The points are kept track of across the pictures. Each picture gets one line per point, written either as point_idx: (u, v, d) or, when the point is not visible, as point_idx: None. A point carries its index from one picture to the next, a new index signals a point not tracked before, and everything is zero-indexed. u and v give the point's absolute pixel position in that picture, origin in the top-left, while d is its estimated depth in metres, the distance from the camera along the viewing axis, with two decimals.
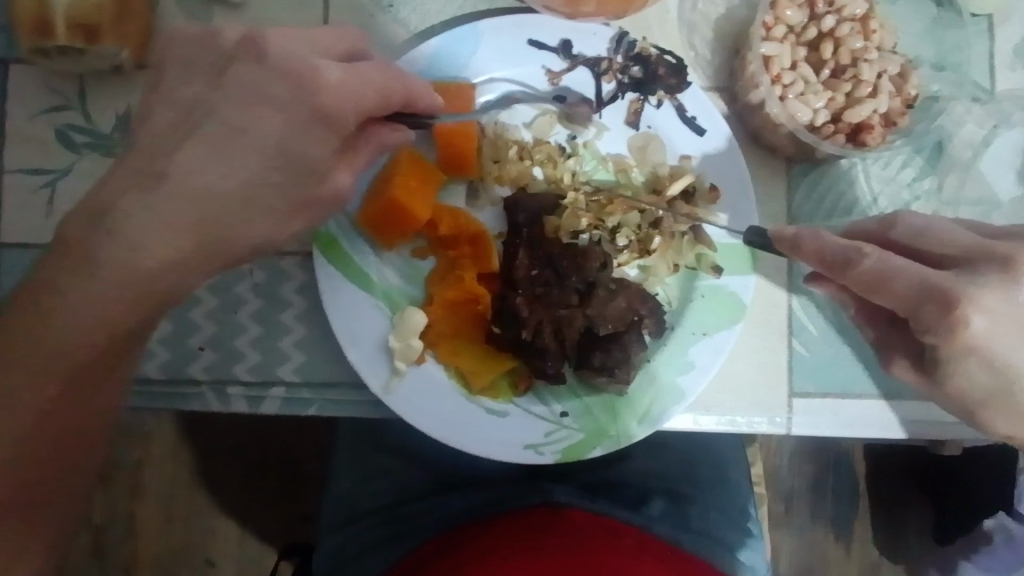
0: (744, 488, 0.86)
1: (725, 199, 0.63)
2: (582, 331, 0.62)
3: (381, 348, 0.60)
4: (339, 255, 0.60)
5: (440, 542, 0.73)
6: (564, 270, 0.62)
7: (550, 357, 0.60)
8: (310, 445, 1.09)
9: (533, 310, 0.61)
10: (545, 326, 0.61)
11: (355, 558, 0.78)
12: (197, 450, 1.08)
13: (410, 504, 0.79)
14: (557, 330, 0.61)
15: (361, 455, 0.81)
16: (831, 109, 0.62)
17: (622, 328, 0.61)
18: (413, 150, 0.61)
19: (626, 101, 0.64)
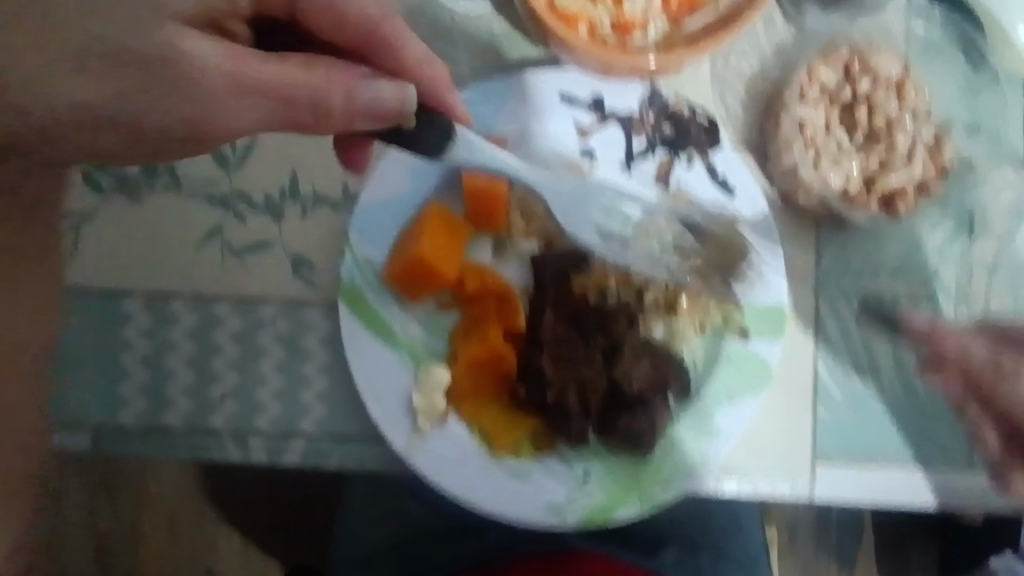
0: (758, 534, 0.86)
1: (755, 261, 0.62)
2: (607, 392, 0.61)
3: (406, 406, 0.60)
4: (364, 310, 0.60)
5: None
6: (590, 331, 0.61)
7: (575, 418, 0.60)
8: None
9: (559, 371, 0.60)
10: (570, 387, 0.60)
11: None
12: None
13: (425, 545, 0.78)
14: (582, 390, 0.61)
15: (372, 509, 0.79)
16: (865, 174, 0.61)
17: (649, 392, 0.61)
18: (441, 207, 0.62)
19: (657, 158, 0.63)
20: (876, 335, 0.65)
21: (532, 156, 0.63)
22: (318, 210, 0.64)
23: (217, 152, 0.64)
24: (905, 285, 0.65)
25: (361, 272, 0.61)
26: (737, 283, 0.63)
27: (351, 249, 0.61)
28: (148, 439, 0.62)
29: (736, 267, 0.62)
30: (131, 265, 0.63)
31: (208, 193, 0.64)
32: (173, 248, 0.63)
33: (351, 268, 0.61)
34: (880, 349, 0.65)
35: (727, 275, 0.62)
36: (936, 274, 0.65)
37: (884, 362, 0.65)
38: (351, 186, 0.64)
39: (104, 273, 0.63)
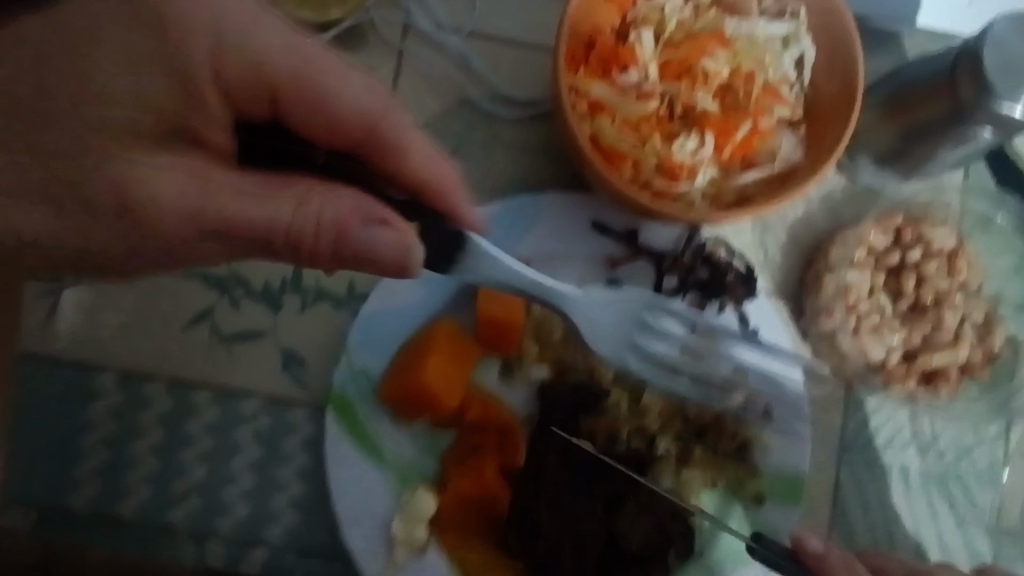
0: None
1: (778, 423, 0.58)
2: (604, 547, 0.55)
3: (385, 534, 0.55)
4: (354, 422, 0.56)
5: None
6: (593, 479, 0.55)
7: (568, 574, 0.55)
8: None
9: (554, 520, 0.54)
10: (565, 540, 0.54)
11: None
12: None
13: None
14: (577, 544, 0.54)
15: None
16: (906, 347, 0.57)
17: (649, 553, 0.55)
18: (451, 326, 0.56)
19: (686, 300, 0.58)
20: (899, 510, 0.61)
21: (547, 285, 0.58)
22: (319, 304, 0.59)
23: None
24: (933, 461, 0.62)
25: (356, 382, 0.56)
26: (756, 444, 0.58)
27: (348, 357, 0.56)
28: (97, 530, 0.56)
29: (757, 426, 0.58)
30: (103, 339, 0.58)
31: (202, 273, 0.59)
32: (157, 323, 0.58)
33: (344, 376, 0.56)
34: (900, 531, 0.61)
35: (747, 434, 0.58)
36: (967, 453, 0.62)
37: (903, 544, 0.61)
38: (359, 287, 0.59)
39: (79, 344, 0.58)
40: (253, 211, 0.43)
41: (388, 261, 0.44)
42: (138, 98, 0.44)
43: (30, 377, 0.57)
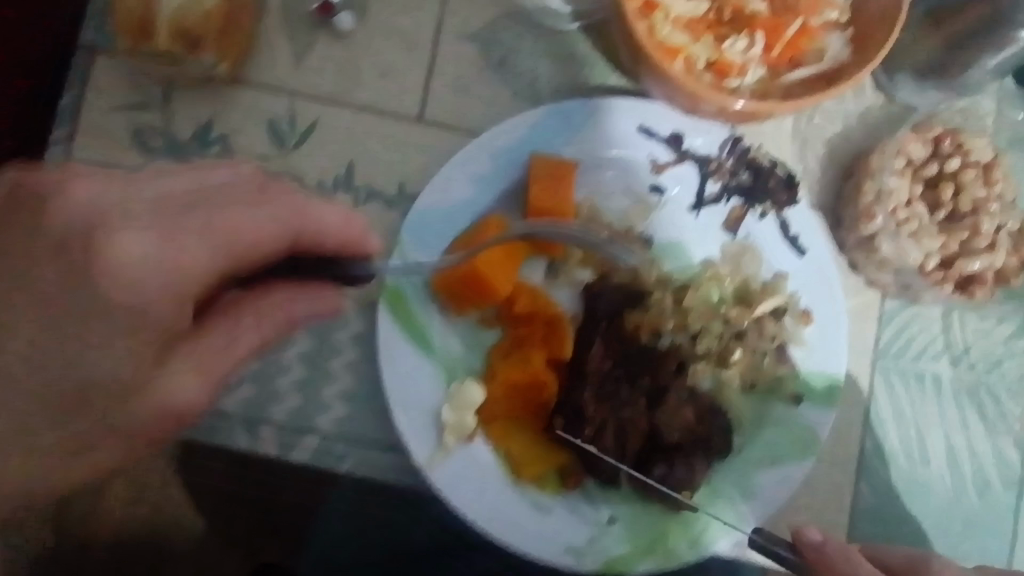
0: None
1: (817, 324, 0.59)
2: (646, 437, 0.57)
3: (434, 420, 0.57)
4: (405, 312, 0.57)
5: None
6: (637, 370, 0.58)
7: (612, 460, 0.57)
8: None
9: (599, 410, 0.57)
10: (607, 429, 0.57)
11: None
12: None
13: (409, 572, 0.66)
14: (619, 433, 0.57)
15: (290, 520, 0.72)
16: (942, 254, 0.58)
17: (687, 443, 0.57)
18: (501, 221, 0.58)
19: (729, 206, 0.60)
20: (930, 418, 0.63)
21: (599, 188, 0.60)
22: (370, 203, 0.60)
23: (273, 124, 0.60)
24: (965, 371, 0.63)
25: (407, 274, 0.57)
26: (795, 345, 0.59)
27: (400, 249, 0.57)
28: None
29: (797, 327, 0.59)
30: None
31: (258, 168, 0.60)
32: None
33: (396, 266, 0.57)
34: (931, 438, 0.63)
35: (786, 335, 0.59)
36: (997, 364, 0.64)
37: (934, 451, 0.63)
38: (410, 187, 0.61)
39: None
40: (216, 354, 0.44)
41: (322, 306, 0.48)
42: (81, 398, 0.41)
43: None
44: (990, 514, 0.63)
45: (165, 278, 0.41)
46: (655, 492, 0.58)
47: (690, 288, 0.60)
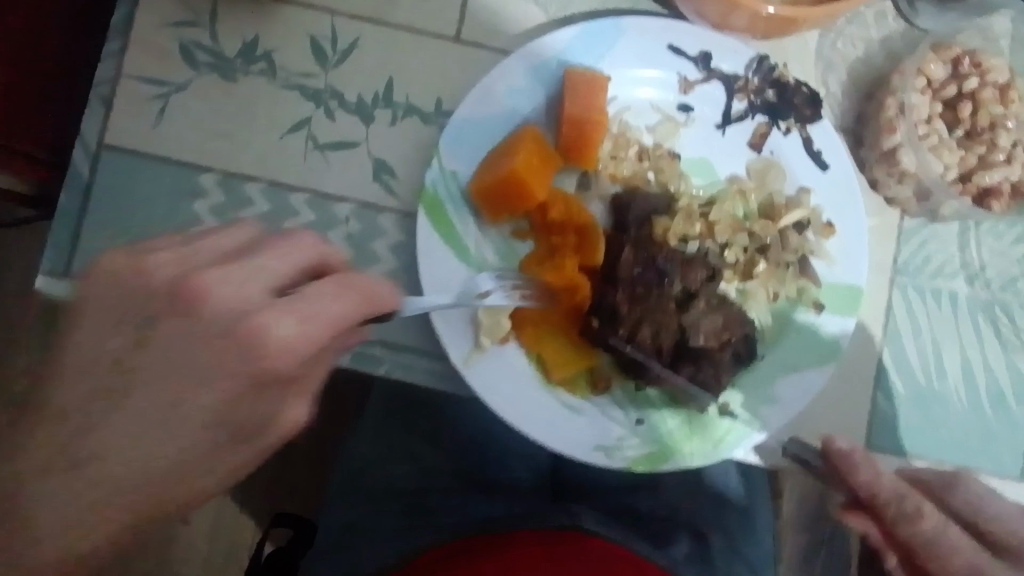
0: (748, 494, 1.00)
1: (840, 237, 0.62)
2: (675, 340, 0.60)
3: (470, 322, 0.59)
4: (442, 219, 0.59)
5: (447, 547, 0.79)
6: (666, 274, 0.60)
7: (646, 359, 0.60)
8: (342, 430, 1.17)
9: (633, 309, 0.59)
10: (643, 326, 0.60)
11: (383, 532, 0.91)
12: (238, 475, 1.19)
13: (441, 486, 0.93)
14: (655, 333, 0.60)
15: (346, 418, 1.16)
16: (962, 168, 0.60)
17: (714, 347, 0.59)
18: (536, 130, 0.60)
19: (755, 122, 0.63)
20: (947, 335, 0.65)
21: (631, 105, 0.63)
22: (408, 119, 0.63)
23: (316, 42, 0.63)
24: (981, 290, 0.65)
25: (445, 182, 0.60)
26: (817, 257, 0.62)
27: (439, 159, 0.60)
28: None
29: (820, 240, 0.62)
30: (207, 141, 0.62)
31: (301, 84, 0.63)
32: (257, 130, 0.62)
33: (435, 175, 0.60)
34: (948, 353, 0.65)
35: (809, 248, 0.62)
36: (1012, 283, 0.66)
37: (951, 366, 0.65)
38: (446, 104, 0.63)
39: (185, 145, 0.62)
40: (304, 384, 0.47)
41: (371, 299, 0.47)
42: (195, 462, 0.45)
43: (141, 173, 0.61)
44: (1007, 430, 0.64)
45: (256, 408, 0.45)
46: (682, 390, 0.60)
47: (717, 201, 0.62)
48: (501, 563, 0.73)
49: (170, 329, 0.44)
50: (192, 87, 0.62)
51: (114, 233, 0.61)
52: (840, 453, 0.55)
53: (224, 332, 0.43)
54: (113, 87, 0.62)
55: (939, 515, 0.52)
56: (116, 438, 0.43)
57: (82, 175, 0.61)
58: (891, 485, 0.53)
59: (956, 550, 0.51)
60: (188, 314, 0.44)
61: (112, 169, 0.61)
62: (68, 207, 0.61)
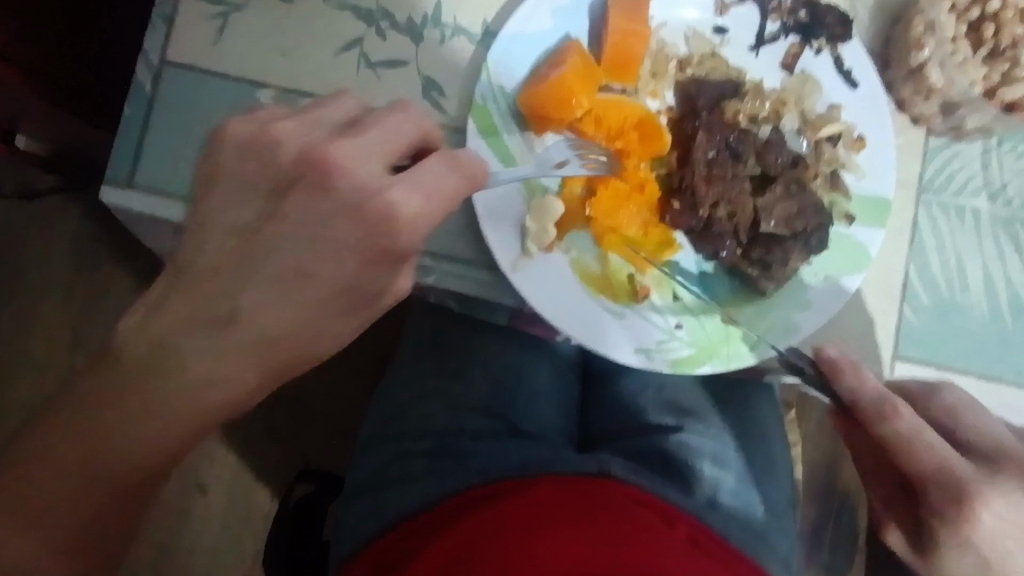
0: (771, 427, 0.99)
1: (869, 151, 0.64)
2: (750, 220, 0.63)
3: (518, 229, 0.61)
4: (489, 129, 0.62)
5: (474, 489, 0.74)
6: (741, 151, 0.63)
7: (728, 237, 0.62)
8: (360, 384, 1.22)
9: (711, 188, 0.62)
10: (720, 205, 0.62)
11: (396, 476, 0.83)
12: (265, 427, 1.21)
13: (461, 433, 0.88)
14: (731, 213, 0.63)
15: (374, 364, 1.21)
16: (986, 84, 0.63)
17: (786, 235, 0.62)
18: (581, 44, 0.63)
19: (788, 42, 0.66)
20: (969, 249, 0.68)
21: (668, 22, 0.66)
22: (457, 38, 0.66)
23: None
24: (1002, 207, 0.68)
25: (493, 94, 0.63)
26: (846, 171, 0.65)
27: (488, 71, 0.63)
28: None
29: (850, 154, 0.65)
30: (266, 59, 0.65)
31: (354, 5, 0.65)
32: (313, 49, 0.65)
33: (484, 87, 0.62)
34: (970, 265, 0.67)
35: (840, 161, 0.65)
36: None
37: (973, 281, 0.67)
38: (492, 25, 0.66)
39: (244, 62, 0.65)
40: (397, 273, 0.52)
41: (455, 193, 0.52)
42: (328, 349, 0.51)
43: (201, 87, 0.64)
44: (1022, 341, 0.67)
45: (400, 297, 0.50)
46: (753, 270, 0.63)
47: (765, 96, 0.65)
48: (507, 512, 0.66)
49: (313, 224, 0.49)
50: (252, 7, 0.65)
51: (173, 146, 0.63)
52: (832, 361, 0.60)
53: (384, 217, 0.49)
54: (177, 5, 0.64)
55: (916, 419, 0.57)
56: (267, 309, 0.50)
57: (145, 88, 0.64)
58: (878, 390, 0.58)
59: (929, 449, 0.56)
60: (318, 200, 0.49)
61: (173, 83, 0.64)
62: (130, 119, 0.63)
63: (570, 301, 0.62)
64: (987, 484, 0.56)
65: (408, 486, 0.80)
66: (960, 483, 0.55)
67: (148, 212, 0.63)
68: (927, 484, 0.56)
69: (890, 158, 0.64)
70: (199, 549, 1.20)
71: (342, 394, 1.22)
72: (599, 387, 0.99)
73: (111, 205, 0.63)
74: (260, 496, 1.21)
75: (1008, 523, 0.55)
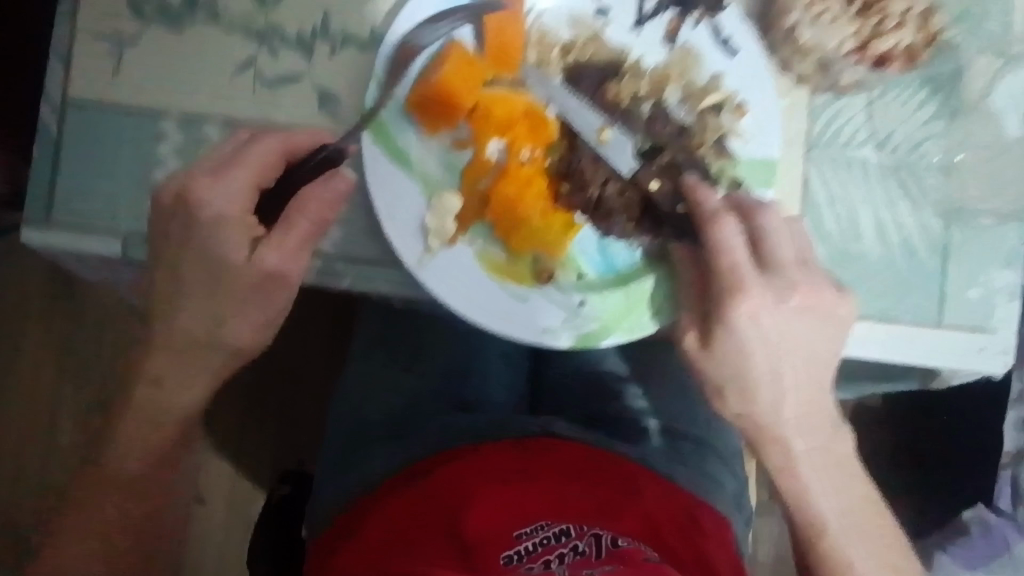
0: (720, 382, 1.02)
1: (752, 116, 0.67)
2: (639, 196, 0.66)
3: (419, 228, 0.65)
4: (384, 136, 0.65)
5: (431, 455, 0.80)
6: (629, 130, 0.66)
7: (618, 214, 0.66)
8: (324, 378, 1.26)
9: (598, 169, 0.66)
10: (609, 186, 0.66)
11: (355, 456, 0.87)
12: (244, 432, 1.26)
13: (418, 417, 0.91)
14: (621, 190, 0.66)
15: (334, 357, 1.25)
16: (859, 38, 0.65)
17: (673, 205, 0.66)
18: (462, 43, 0.65)
19: (666, 18, 0.67)
20: (861, 199, 0.70)
21: (547, 10, 0.67)
22: (346, 49, 0.68)
23: None
24: (888, 153, 0.71)
25: (383, 101, 0.65)
26: (732, 138, 0.67)
27: (377, 80, 0.65)
28: None
29: (734, 121, 0.67)
30: (166, 88, 0.67)
31: (244, 27, 0.67)
32: (208, 73, 0.67)
33: (373, 95, 0.65)
34: (862, 214, 0.70)
35: (725, 129, 0.67)
36: (918, 146, 0.71)
37: (866, 228, 0.70)
38: (379, 31, 0.68)
39: (144, 92, 0.67)
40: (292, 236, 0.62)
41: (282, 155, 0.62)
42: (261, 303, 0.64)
43: (106, 123, 0.67)
44: (916, 280, 0.71)
45: None
46: (610, 144, 0.66)
47: (644, 75, 0.67)
48: (464, 477, 0.72)
49: None
50: (144, 39, 0.67)
51: (84, 182, 0.66)
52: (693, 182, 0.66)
53: None
54: (72, 45, 0.67)
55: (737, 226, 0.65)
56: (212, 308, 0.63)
57: (52, 129, 0.66)
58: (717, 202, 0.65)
59: (732, 250, 0.64)
60: None
61: (78, 121, 0.66)
62: (42, 162, 0.66)
63: (478, 285, 0.65)
64: (761, 288, 0.65)
65: (368, 456, 0.84)
66: (740, 282, 0.65)
67: (70, 249, 0.66)
68: (723, 279, 0.65)
69: (773, 123, 0.67)
70: (201, 556, 1.26)
71: (304, 386, 1.26)
72: (547, 361, 1.02)
73: (36, 246, 0.67)
74: (253, 498, 1.27)
75: (772, 330, 0.66)
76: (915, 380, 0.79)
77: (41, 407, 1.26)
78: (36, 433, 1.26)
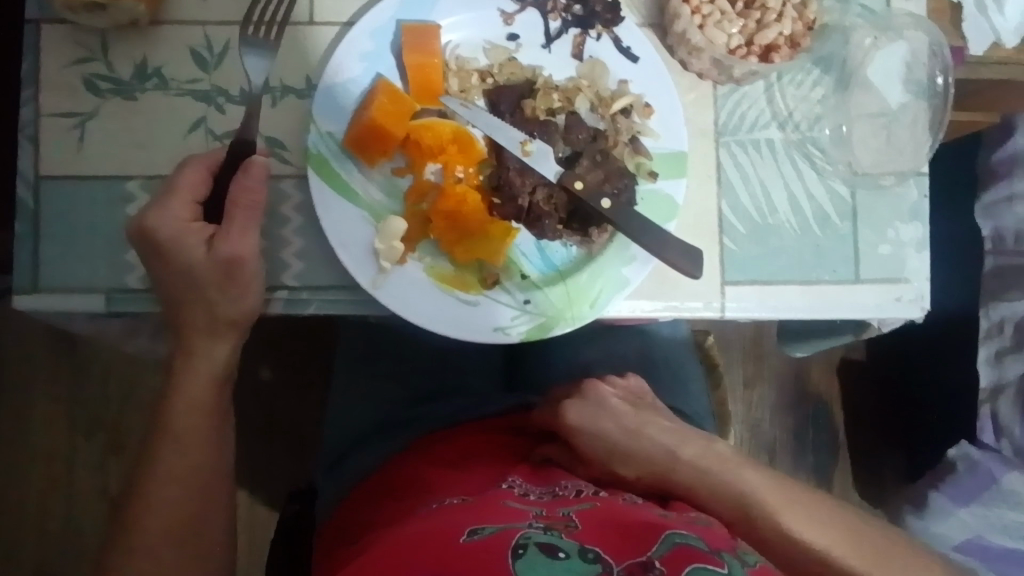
0: (693, 355, 1.05)
1: (658, 115, 0.74)
2: (566, 197, 0.72)
3: (370, 251, 0.71)
4: (328, 173, 0.71)
5: (411, 444, 0.87)
6: (550, 139, 0.72)
7: (548, 217, 0.72)
8: (318, 396, 1.36)
9: (526, 179, 0.71)
10: (538, 192, 0.71)
11: (347, 460, 0.92)
12: (250, 458, 1.34)
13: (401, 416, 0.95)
14: (550, 194, 0.72)
15: (323, 375, 1.35)
16: (744, 34, 0.72)
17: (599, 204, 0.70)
18: (389, 81, 0.71)
19: (571, 35, 0.75)
20: (771, 175, 0.77)
21: (462, 42, 0.74)
22: (285, 98, 0.74)
23: (195, 52, 0.74)
24: (792, 131, 0.77)
25: (324, 142, 0.71)
26: (644, 136, 0.74)
27: (316, 124, 0.71)
28: (151, 297, 0.73)
29: (643, 120, 0.74)
30: (126, 154, 0.74)
31: (191, 90, 0.74)
32: (163, 136, 0.74)
33: (314, 138, 0.71)
34: (774, 189, 0.77)
35: (637, 129, 0.74)
36: (818, 120, 0.78)
37: (779, 201, 0.77)
38: (314, 79, 0.75)
39: (107, 160, 0.73)
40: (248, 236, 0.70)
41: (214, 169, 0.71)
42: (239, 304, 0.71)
43: (77, 191, 0.73)
44: (832, 240, 0.77)
45: None
46: (519, 142, 0.71)
47: (557, 89, 0.74)
48: (420, 464, 0.81)
49: None
50: (100, 112, 0.73)
51: (62, 247, 0.73)
52: None
53: None
54: (37, 125, 0.73)
55: None
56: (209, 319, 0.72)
57: (28, 203, 0.73)
58: None
59: None
60: None
61: (50, 193, 0.73)
62: (22, 234, 0.72)
63: (429, 293, 0.71)
64: None
65: (360, 458, 0.90)
66: None
67: (57, 310, 0.72)
68: None
69: (678, 118, 0.74)
70: None
71: (299, 406, 1.35)
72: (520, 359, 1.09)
73: (27, 311, 0.73)
74: (267, 520, 1.35)
75: None
76: (848, 333, 0.85)
77: (53, 458, 1.33)
78: (55, 486, 1.33)
